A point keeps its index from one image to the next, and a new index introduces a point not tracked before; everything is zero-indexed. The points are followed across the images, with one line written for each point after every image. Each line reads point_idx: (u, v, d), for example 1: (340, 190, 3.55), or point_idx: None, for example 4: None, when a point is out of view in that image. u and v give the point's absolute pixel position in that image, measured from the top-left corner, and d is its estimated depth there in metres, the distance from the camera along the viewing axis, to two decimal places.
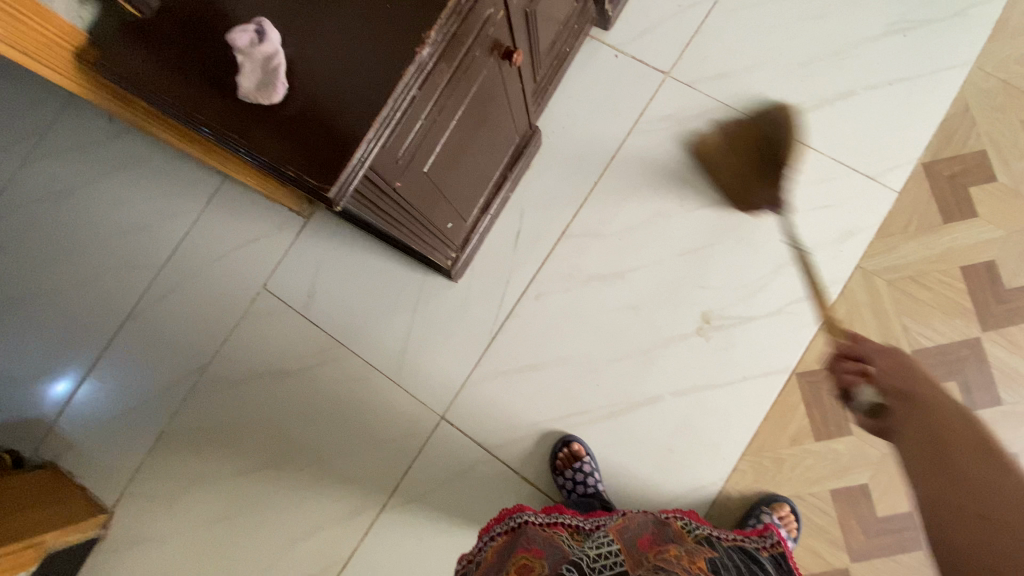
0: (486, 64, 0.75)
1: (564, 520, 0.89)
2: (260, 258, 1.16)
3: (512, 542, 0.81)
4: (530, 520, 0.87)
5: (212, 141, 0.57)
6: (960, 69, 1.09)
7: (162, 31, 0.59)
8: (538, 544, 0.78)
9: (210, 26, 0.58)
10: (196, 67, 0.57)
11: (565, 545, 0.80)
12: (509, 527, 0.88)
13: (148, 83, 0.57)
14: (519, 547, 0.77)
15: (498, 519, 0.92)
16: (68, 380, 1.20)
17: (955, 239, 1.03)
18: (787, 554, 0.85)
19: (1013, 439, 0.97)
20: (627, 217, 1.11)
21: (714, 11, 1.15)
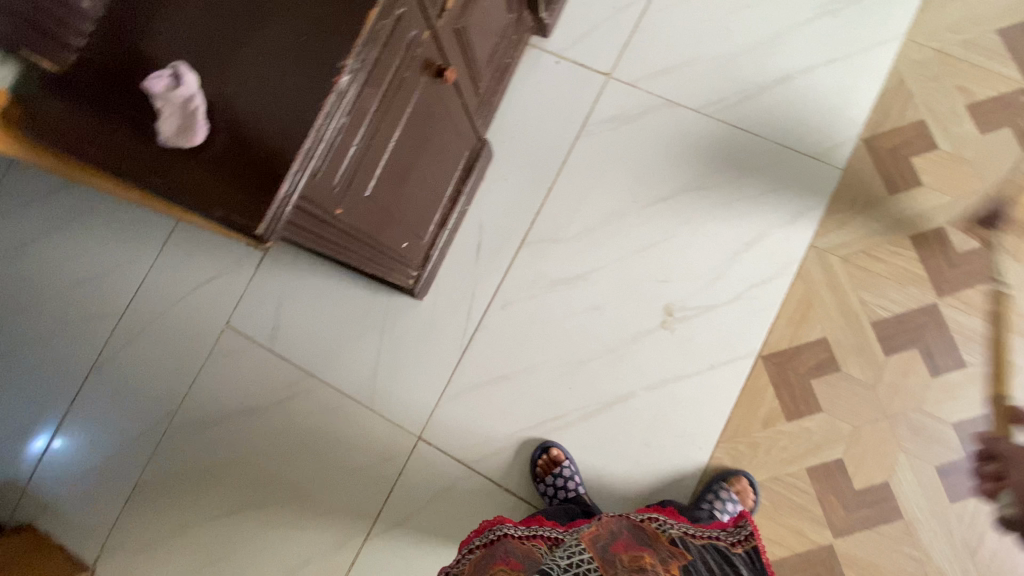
0: (419, 84, 0.75)
1: (545, 532, 0.88)
2: (225, 295, 1.17)
3: (488, 554, 0.81)
4: (508, 533, 0.87)
5: (140, 187, 0.57)
6: (892, 43, 1.11)
7: (81, 82, 0.58)
8: (516, 557, 0.79)
9: (127, 71, 0.58)
10: (117, 114, 0.57)
11: (542, 558, 0.81)
12: (488, 540, 0.86)
13: (68, 134, 0.57)
14: (497, 560, 0.78)
15: (477, 530, 0.91)
16: (39, 438, 1.19)
17: (902, 210, 1.05)
18: (759, 550, 0.83)
19: (980, 399, 0.98)
20: (583, 219, 1.13)
21: (649, 10, 1.18)
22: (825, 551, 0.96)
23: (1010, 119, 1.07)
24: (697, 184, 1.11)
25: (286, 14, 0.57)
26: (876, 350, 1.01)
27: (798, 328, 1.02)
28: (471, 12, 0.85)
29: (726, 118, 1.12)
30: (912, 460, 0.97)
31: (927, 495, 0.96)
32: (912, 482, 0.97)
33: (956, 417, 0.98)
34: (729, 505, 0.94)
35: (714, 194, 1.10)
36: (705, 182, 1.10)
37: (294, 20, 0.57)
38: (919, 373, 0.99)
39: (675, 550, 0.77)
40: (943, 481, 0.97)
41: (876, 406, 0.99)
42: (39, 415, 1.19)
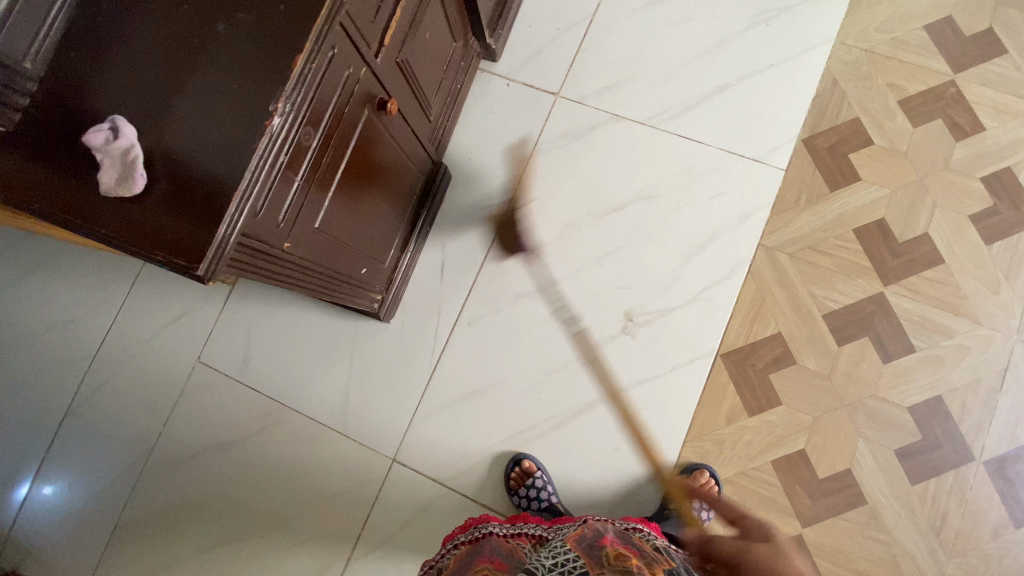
0: (362, 117, 0.79)
1: (528, 531, 0.90)
2: (197, 330, 1.19)
3: (473, 551, 0.82)
4: (493, 531, 0.89)
5: (86, 237, 0.60)
6: (824, 46, 1.16)
7: (26, 139, 0.60)
8: (500, 556, 0.79)
9: (65, 126, 0.60)
10: (58, 167, 0.59)
11: (526, 557, 0.81)
12: (472, 536, 0.89)
13: (15, 190, 0.60)
14: (482, 558, 0.78)
15: (463, 528, 0.93)
16: (15, 487, 1.19)
17: (844, 204, 1.09)
18: None
19: (931, 382, 1.02)
20: (542, 233, 1.16)
21: (591, 29, 1.23)
22: (795, 541, 0.98)
23: (941, 110, 1.11)
24: (648, 192, 1.15)
25: (218, 65, 0.60)
26: (829, 341, 1.04)
27: (754, 325, 1.06)
28: (412, 45, 0.89)
29: (671, 128, 1.16)
30: (871, 446, 1.00)
31: (889, 478, 0.99)
32: (873, 467, 1.00)
33: (910, 400, 1.01)
34: (694, 500, 0.97)
35: (664, 201, 1.14)
36: (655, 190, 1.14)
37: (226, 70, 0.60)
38: (872, 360, 1.03)
39: (664, 555, 0.75)
40: (902, 464, 1.00)
41: (833, 395, 1.02)
42: (15, 464, 1.19)
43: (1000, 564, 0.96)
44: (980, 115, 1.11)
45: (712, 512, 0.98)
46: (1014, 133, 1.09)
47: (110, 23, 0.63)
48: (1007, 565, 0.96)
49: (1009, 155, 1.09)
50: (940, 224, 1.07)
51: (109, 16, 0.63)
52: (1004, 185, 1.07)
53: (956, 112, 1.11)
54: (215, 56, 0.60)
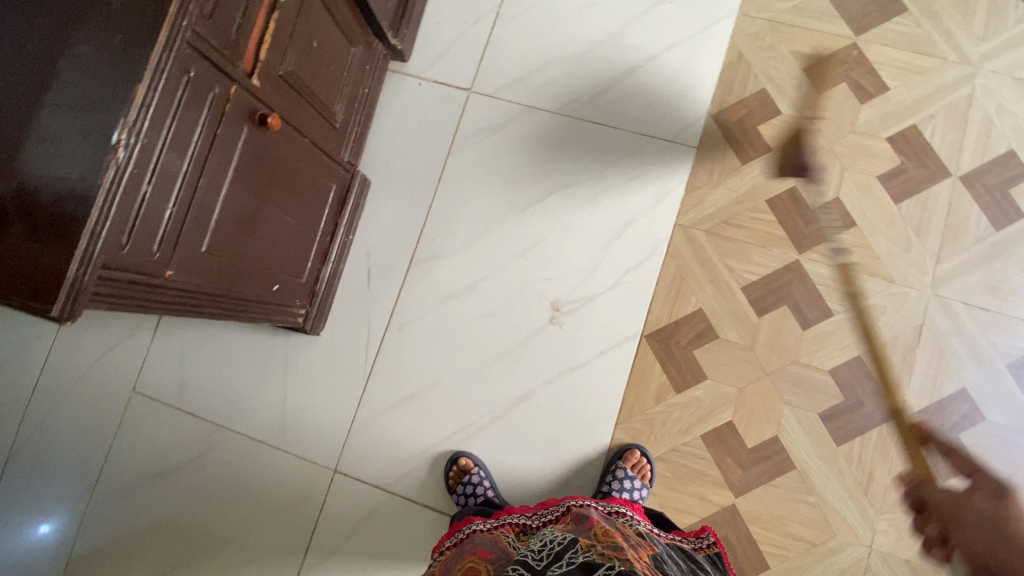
0: (242, 135, 0.78)
1: (512, 520, 0.94)
2: (129, 359, 1.19)
3: (458, 552, 0.85)
4: (477, 528, 0.91)
5: None
6: (728, 19, 1.16)
7: None
8: (486, 546, 0.83)
9: None
10: None
11: (510, 545, 0.84)
12: (456, 540, 0.92)
13: None
14: (466, 554, 0.82)
15: (449, 532, 0.96)
16: None
17: (757, 176, 1.10)
18: (722, 554, 0.89)
19: (849, 343, 1.03)
20: (465, 231, 1.16)
21: (498, 21, 1.22)
22: (728, 512, 1.01)
23: (845, 74, 1.12)
24: (565, 181, 1.15)
25: (62, 101, 0.59)
26: (749, 313, 1.06)
27: (675, 304, 1.07)
28: (298, 58, 0.88)
29: (584, 115, 1.17)
30: (796, 412, 1.02)
31: (815, 442, 1.01)
32: (799, 432, 1.02)
33: (830, 363, 1.03)
34: (625, 481, 0.98)
35: (582, 188, 1.14)
36: (572, 178, 1.15)
37: (69, 105, 0.59)
38: (792, 328, 1.04)
39: (644, 541, 0.80)
40: (827, 427, 1.02)
41: (756, 365, 1.04)
42: None
43: None
44: (883, 76, 1.12)
45: (645, 490, 1.00)
46: (917, 91, 1.11)
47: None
48: None
49: (914, 113, 1.10)
50: (850, 188, 1.08)
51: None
52: (910, 144, 1.09)
53: (860, 75, 1.12)
54: (59, 93, 0.59)
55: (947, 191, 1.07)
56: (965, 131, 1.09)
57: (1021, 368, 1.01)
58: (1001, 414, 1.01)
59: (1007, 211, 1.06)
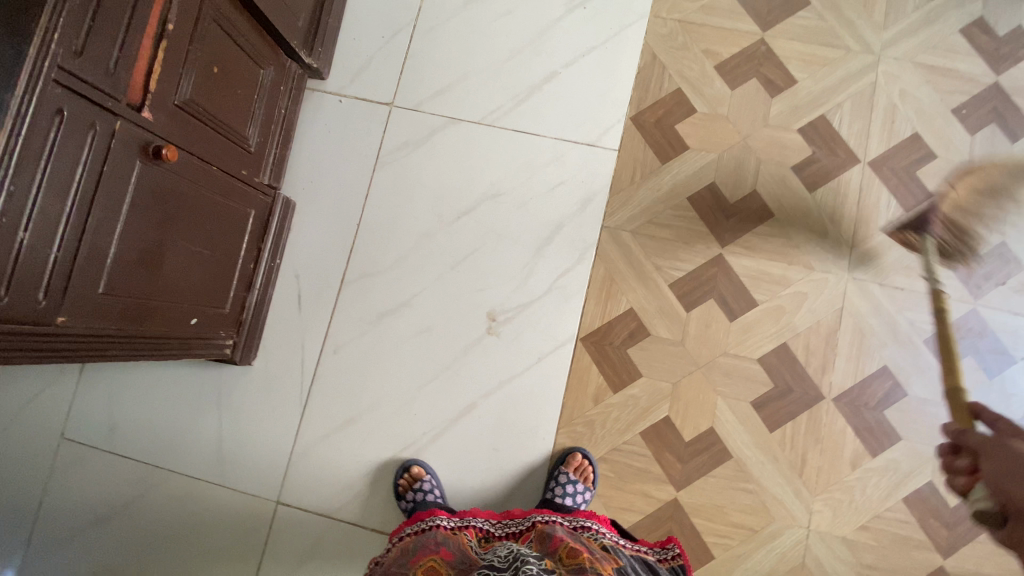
0: (137, 171, 0.76)
1: (476, 523, 0.94)
2: (55, 405, 1.14)
3: (418, 546, 0.86)
4: (440, 525, 0.90)
5: None
6: (639, 21, 1.18)
7: None
8: (449, 547, 0.85)
9: None
10: None
11: (473, 550, 0.86)
12: (418, 529, 0.91)
13: None
14: (428, 551, 0.84)
15: (411, 519, 0.95)
16: None
17: (677, 174, 1.12)
18: (687, 566, 0.88)
19: (776, 331, 1.06)
20: (396, 248, 1.15)
21: (416, 34, 1.22)
22: (671, 506, 1.02)
23: (755, 69, 1.16)
24: (493, 191, 1.15)
25: None
26: (678, 309, 1.07)
27: (607, 305, 1.09)
28: (197, 86, 0.86)
29: (507, 123, 1.17)
30: (730, 402, 1.04)
31: (749, 430, 1.04)
32: (733, 422, 1.04)
33: (759, 352, 1.06)
34: (568, 486, 0.99)
35: (510, 198, 1.14)
36: (500, 187, 1.15)
37: None
38: (720, 321, 1.06)
39: (608, 554, 0.83)
40: (760, 414, 1.04)
41: (688, 359, 1.06)
42: None
43: (861, 493, 1.02)
44: (791, 69, 1.15)
45: (588, 494, 1.00)
46: (823, 82, 1.15)
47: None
48: (869, 493, 1.02)
49: (822, 104, 1.14)
50: (766, 180, 1.11)
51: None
52: (820, 133, 1.13)
53: (769, 69, 1.15)
54: None
55: (857, 177, 1.11)
56: (871, 117, 1.13)
57: (937, 342, 1.06)
58: (921, 388, 1.05)
59: (915, 193, 1.10)
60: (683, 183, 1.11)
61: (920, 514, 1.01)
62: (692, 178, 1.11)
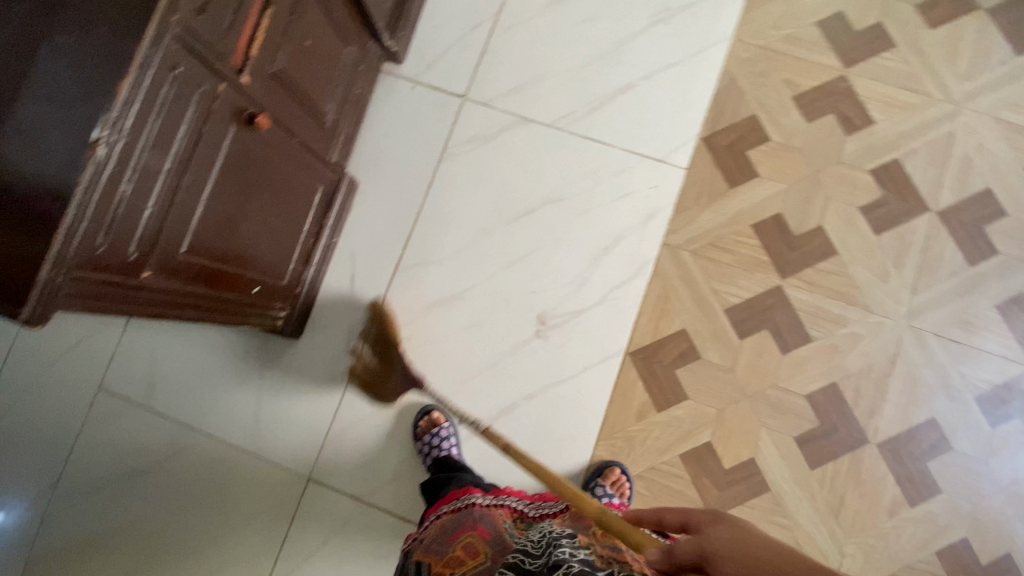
0: (231, 135, 0.76)
1: (510, 504, 0.92)
2: (96, 355, 1.14)
3: (453, 521, 0.85)
4: (476, 501, 0.90)
5: None
6: (721, 44, 1.18)
7: None
8: (484, 522, 0.82)
9: None
10: None
11: (507, 527, 0.82)
12: (455, 507, 0.90)
13: None
14: (465, 525, 0.82)
15: (447, 497, 0.93)
16: None
17: (744, 200, 1.11)
18: None
19: (828, 370, 1.06)
20: (454, 240, 1.15)
21: (496, 30, 1.21)
22: None
23: (832, 105, 1.15)
24: (557, 194, 1.15)
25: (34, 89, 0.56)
26: (732, 335, 1.07)
27: (660, 323, 1.08)
28: (291, 56, 0.86)
29: (577, 129, 1.16)
30: (773, 435, 1.04)
31: (790, 465, 1.03)
32: (775, 455, 1.03)
33: (808, 389, 1.05)
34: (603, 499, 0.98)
35: (572, 203, 1.14)
36: (564, 192, 1.14)
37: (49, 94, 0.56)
38: (772, 352, 1.06)
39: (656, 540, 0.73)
40: (802, 451, 1.03)
41: (735, 387, 1.05)
42: None
43: (895, 542, 1.01)
44: (869, 109, 1.15)
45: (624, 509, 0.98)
46: (900, 126, 1.14)
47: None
48: (904, 543, 1.01)
49: (896, 148, 1.13)
50: (833, 217, 1.10)
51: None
52: (891, 177, 1.12)
53: (846, 107, 1.15)
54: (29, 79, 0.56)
55: (924, 225, 1.10)
56: (944, 167, 1.12)
57: (988, 401, 1.05)
58: (966, 443, 1.04)
59: (981, 248, 1.09)
60: (749, 210, 1.11)
61: (952, 571, 1.00)
62: (759, 206, 1.11)
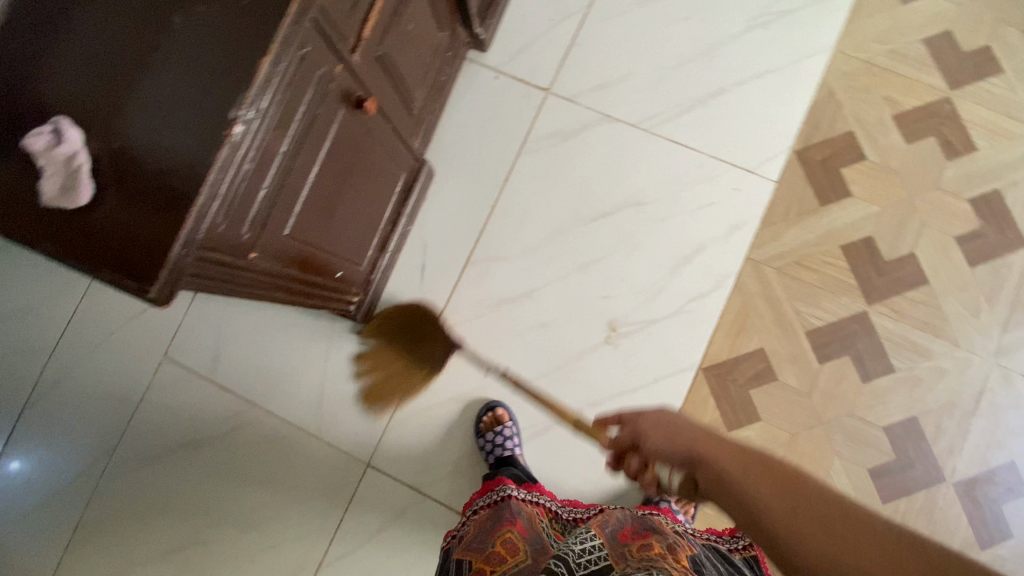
0: (338, 118, 0.74)
1: (544, 502, 0.91)
2: (162, 324, 1.14)
3: (493, 518, 0.83)
4: (512, 494, 0.89)
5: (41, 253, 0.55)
6: (822, 54, 1.12)
7: None
8: (523, 521, 0.82)
9: (17, 121, 0.55)
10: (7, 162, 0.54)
11: (543, 531, 0.82)
12: (491, 500, 0.90)
13: None
14: (501, 522, 0.81)
15: (481, 492, 0.94)
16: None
17: (834, 220, 1.07)
18: (759, 557, 0.83)
19: (908, 402, 1.02)
20: (528, 238, 1.12)
21: (586, 23, 1.17)
22: None
23: (934, 128, 1.10)
24: (637, 198, 1.11)
25: (173, 64, 0.54)
26: (810, 358, 1.04)
27: (737, 340, 1.05)
28: (395, 40, 0.83)
29: (663, 132, 1.13)
30: (845, 465, 1.01)
31: (860, 496, 1.00)
32: (846, 485, 1.01)
33: (886, 420, 1.02)
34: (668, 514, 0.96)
35: (654, 209, 1.10)
36: (645, 196, 1.11)
37: (189, 70, 0.54)
38: (851, 380, 1.03)
39: (682, 542, 0.76)
40: (874, 483, 1.01)
41: (811, 412, 1.02)
42: None
43: None
44: (973, 135, 1.09)
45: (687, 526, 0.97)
46: (1004, 155, 1.09)
47: (9, 43, 0.56)
48: None
49: (998, 178, 1.08)
50: (926, 245, 1.06)
51: (41, 21, 0.56)
52: (991, 207, 1.07)
53: (949, 130, 1.09)
54: (173, 56, 0.55)
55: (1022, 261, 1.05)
56: None
57: None
58: None
59: None
60: (838, 231, 1.07)
61: None
62: (849, 228, 1.07)
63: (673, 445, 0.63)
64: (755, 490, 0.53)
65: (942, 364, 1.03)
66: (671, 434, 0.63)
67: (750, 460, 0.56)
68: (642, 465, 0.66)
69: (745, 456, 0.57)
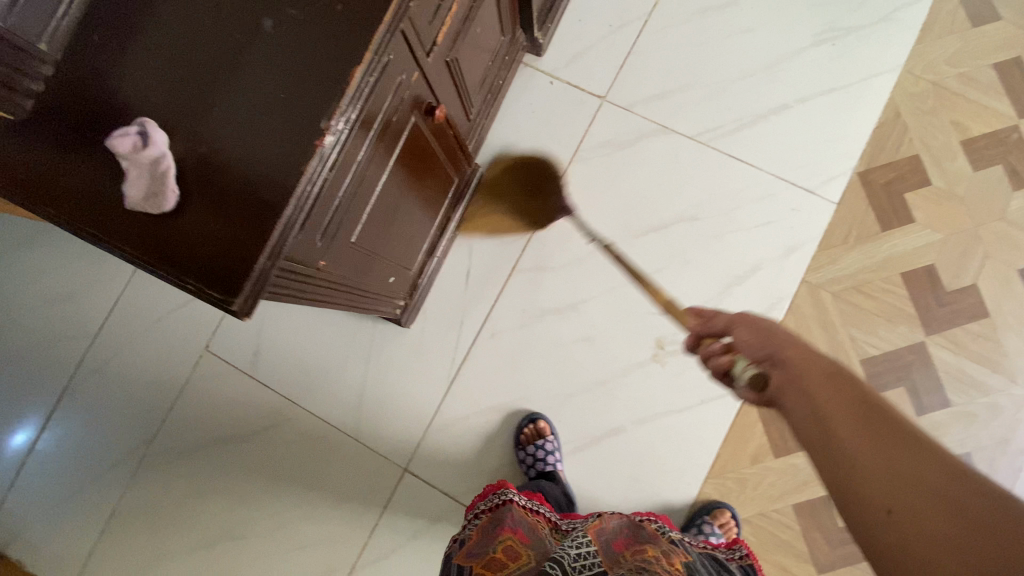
0: (409, 125, 0.72)
1: (543, 511, 0.88)
2: (205, 316, 1.13)
3: (493, 521, 0.80)
4: (513, 498, 0.86)
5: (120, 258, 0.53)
6: (891, 73, 1.09)
7: (56, 136, 0.53)
8: (523, 527, 0.78)
9: (101, 122, 0.53)
10: (90, 164, 0.52)
11: (543, 537, 0.80)
12: (493, 504, 0.86)
13: (48, 197, 0.52)
14: (502, 526, 0.78)
15: (482, 494, 0.92)
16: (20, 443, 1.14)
17: (894, 247, 1.04)
18: (755, 564, 0.84)
19: (962, 438, 1.00)
20: (577, 248, 1.10)
21: (645, 31, 1.14)
22: None
23: (1004, 155, 1.06)
24: (691, 213, 1.09)
25: (264, 70, 0.53)
26: None
27: None
28: (463, 44, 0.81)
29: (721, 146, 1.10)
30: None
31: None
32: None
33: None
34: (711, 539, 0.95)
35: (708, 224, 1.08)
36: (700, 211, 1.09)
37: (280, 77, 0.53)
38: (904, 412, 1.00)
39: (676, 548, 0.77)
40: None
41: None
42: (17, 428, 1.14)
43: None
44: None
45: None
46: None
47: (94, 39, 0.55)
48: None
49: None
50: (990, 277, 1.03)
51: (128, 20, 0.55)
52: None
53: (1019, 159, 1.06)
54: (264, 61, 0.53)
55: None
56: None
57: None
58: None
59: None
60: (899, 258, 1.04)
61: None
62: (910, 255, 1.04)
63: (761, 343, 0.53)
64: (832, 404, 0.46)
65: (1000, 401, 1.00)
66: (765, 332, 0.54)
67: (842, 378, 0.48)
68: (725, 352, 0.57)
69: (837, 375, 0.48)
